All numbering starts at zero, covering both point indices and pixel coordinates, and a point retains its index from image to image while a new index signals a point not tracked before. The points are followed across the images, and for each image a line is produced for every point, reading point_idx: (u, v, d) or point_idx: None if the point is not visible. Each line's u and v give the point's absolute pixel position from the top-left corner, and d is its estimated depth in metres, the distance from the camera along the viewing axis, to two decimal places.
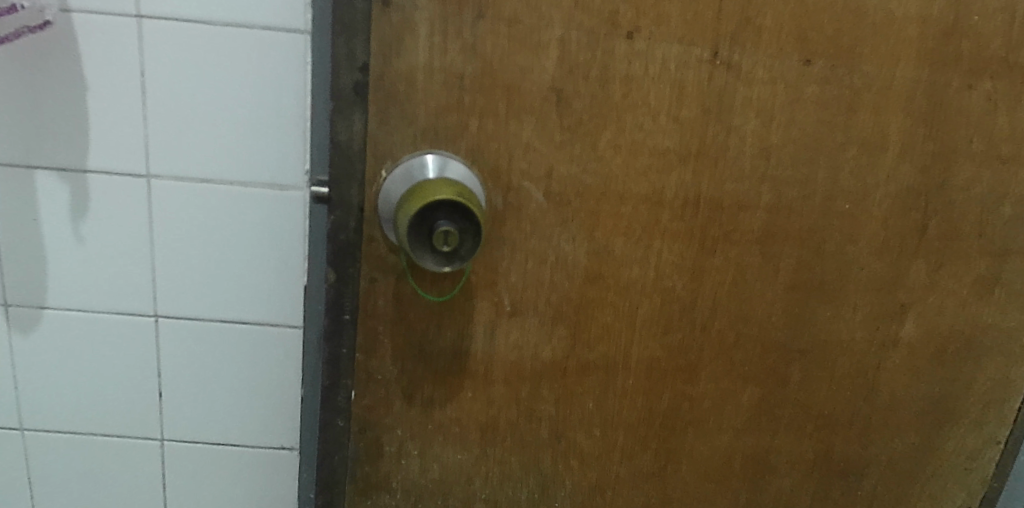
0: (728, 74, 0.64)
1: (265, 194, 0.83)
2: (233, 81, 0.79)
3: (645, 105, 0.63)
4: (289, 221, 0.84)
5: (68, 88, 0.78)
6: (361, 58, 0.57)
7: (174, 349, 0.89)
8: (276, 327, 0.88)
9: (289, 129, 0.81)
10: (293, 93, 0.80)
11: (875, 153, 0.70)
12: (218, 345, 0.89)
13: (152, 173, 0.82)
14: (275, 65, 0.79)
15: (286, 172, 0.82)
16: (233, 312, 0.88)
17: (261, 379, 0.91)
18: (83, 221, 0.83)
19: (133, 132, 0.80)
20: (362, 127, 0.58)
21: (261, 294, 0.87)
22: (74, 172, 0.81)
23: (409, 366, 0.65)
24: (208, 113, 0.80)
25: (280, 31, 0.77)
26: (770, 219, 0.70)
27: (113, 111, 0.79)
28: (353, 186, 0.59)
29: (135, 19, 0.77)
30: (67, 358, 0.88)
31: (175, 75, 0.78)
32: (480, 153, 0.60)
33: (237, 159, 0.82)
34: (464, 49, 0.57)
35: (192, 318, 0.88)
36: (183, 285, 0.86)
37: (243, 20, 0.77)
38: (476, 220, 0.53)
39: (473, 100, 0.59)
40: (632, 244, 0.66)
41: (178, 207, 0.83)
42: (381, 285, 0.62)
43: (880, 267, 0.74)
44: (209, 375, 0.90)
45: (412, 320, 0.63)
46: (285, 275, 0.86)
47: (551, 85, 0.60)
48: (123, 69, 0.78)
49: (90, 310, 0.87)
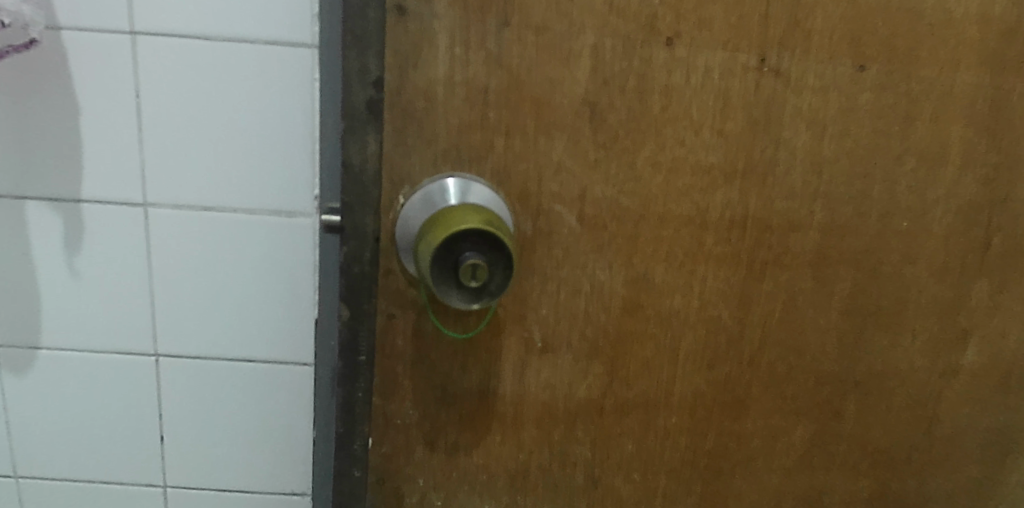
0: (776, 83, 0.59)
1: (272, 221, 0.78)
2: (236, 101, 0.74)
3: (686, 117, 0.57)
4: (298, 250, 0.79)
5: (58, 114, 0.73)
6: (375, 72, 0.50)
7: (176, 389, 0.83)
8: (285, 364, 0.83)
9: (296, 151, 0.76)
10: (300, 113, 0.74)
11: (934, 166, 0.64)
12: (224, 384, 0.83)
13: (149, 201, 0.77)
14: (281, 83, 0.73)
15: (294, 198, 0.77)
16: (240, 348, 0.82)
17: (270, 420, 0.85)
18: (77, 255, 0.78)
19: (129, 157, 0.75)
20: (377, 148, 0.52)
21: (269, 329, 0.81)
22: (65, 203, 0.76)
23: (431, 410, 0.59)
24: (210, 136, 0.75)
25: (285, 45, 0.72)
26: (823, 240, 0.64)
27: (108, 136, 0.75)
28: (367, 214, 0.53)
29: (130, 36, 0.72)
30: (63, 399, 0.83)
31: (174, 96, 0.73)
32: (507, 175, 0.54)
33: (240, 184, 0.76)
34: (488, 60, 0.51)
35: (196, 356, 0.82)
36: (185, 321, 0.81)
37: (245, 34, 0.72)
38: (507, 251, 0.47)
39: (498, 116, 0.53)
40: (674, 271, 0.60)
41: (178, 238, 0.78)
42: (399, 323, 0.56)
43: (941, 289, 0.68)
44: (215, 417, 0.85)
45: (435, 360, 0.57)
46: (295, 307, 0.81)
47: (584, 98, 0.54)
48: (117, 91, 0.73)
49: (86, 349, 0.81)
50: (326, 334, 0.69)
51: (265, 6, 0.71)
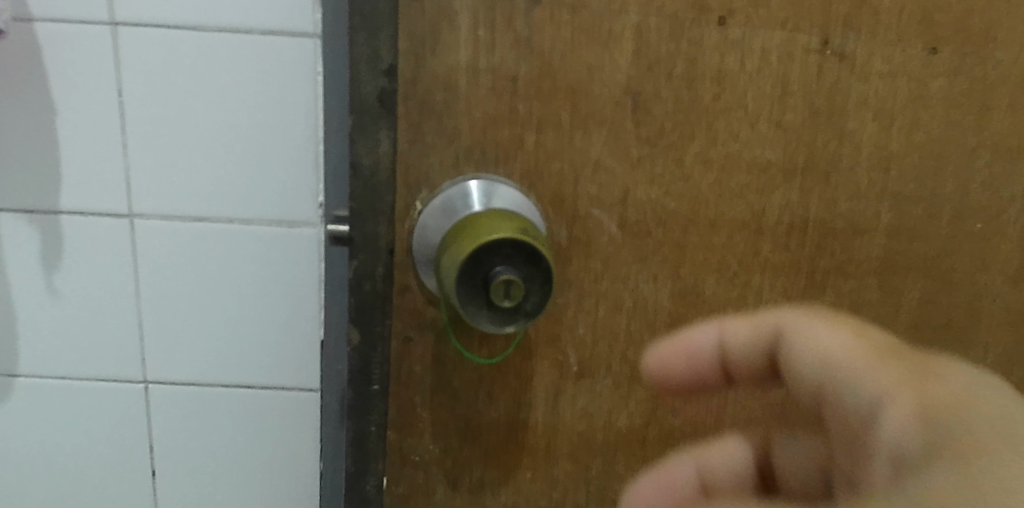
0: (840, 67, 0.52)
1: (272, 232, 0.72)
2: (229, 99, 0.68)
3: (741, 108, 0.50)
4: (300, 263, 0.73)
5: (32, 117, 0.68)
6: (387, 58, 0.43)
7: (168, 417, 0.79)
8: (285, 391, 0.78)
9: (298, 154, 0.70)
10: (301, 111, 0.69)
11: (1012, 160, 0.56)
12: (218, 412, 0.79)
13: (135, 212, 0.72)
14: (280, 77, 0.68)
15: (296, 205, 0.72)
16: (238, 369, 0.77)
17: (268, 450, 0.80)
18: (56, 272, 0.73)
19: (113, 164, 0.70)
20: (391, 148, 0.44)
21: (267, 350, 0.77)
22: (42, 214, 0.71)
23: (453, 445, 0.52)
24: (200, 139, 0.69)
25: (285, 36, 0.67)
26: (889, 246, 0.56)
27: (87, 142, 0.70)
28: (379, 224, 0.45)
29: (110, 27, 0.66)
30: (46, 425, 0.79)
31: (159, 96, 0.68)
32: (539, 177, 0.47)
33: (234, 192, 0.71)
34: (517, 43, 0.44)
35: (188, 382, 0.78)
36: (178, 339, 0.76)
37: (235, 24, 0.66)
38: (545, 264, 0.40)
39: (529, 108, 0.46)
40: (726, 283, 0.53)
41: (167, 252, 0.73)
42: (417, 346, 0.49)
43: (1017, 299, 0.59)
44: (209, 446, 0.80)
45: (458, 389, 0.50)
46: (297, 327, 0.76)
47: (626, 87, 0.47)
48: (98, 90, 0.68)
49: (67, 377, 0.77)
50: (333, 358, 0.63)
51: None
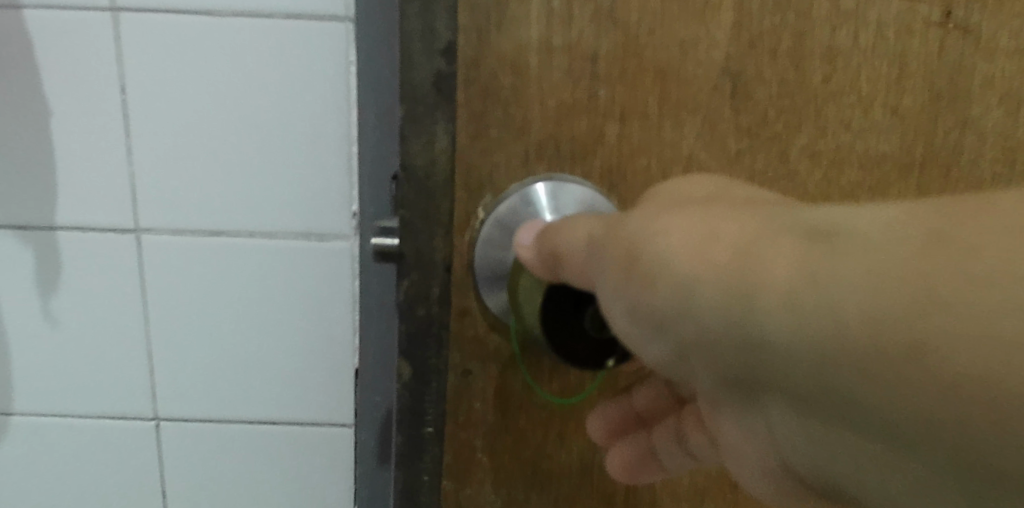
0: (964, 43, 0.43)
1: (298, 245, 0.69)
2: (248, 98, 0.64)
3: (854, 92, 0.42)
4: (327, 280, 0.70)
5: (28, 118, 0.65)
6: (445, 35, 0.35)
7: (184, 449, 0.77)
8: (312, 426, 0.76)
9: (327, 156, 0.66)
10: (331, 107, 0.65)
11: None
12: (237, 445, 0.77)
13: (141, 227, 0.68)
14: (305, 69, 0.64)
15: (325, 213, 0.68)
16: (257, 390, 0.75)
17: (288, 481, 0.78)
18: (52, 296, 0.71)
19: (118, 174, 0.67)
20: (450, 145, 0.36)
21: (283, 378, 0.74)
22: (38, 231, 0.68)
23: (518, 497, 0.43)
24: (215, 144, 0.66)
25: (312, 22, 0.63)
26: None
27: (86, 152, 0.66)
28: (435, 235, 0.37)
29: (110, 13, 0.62)
30: (54, 449, 0.77)
31: (169, 96, 0.64)
32: (622, 176, 0.39)
33: (253, 201, 0.67)
34: (599, 15, 0.37)
35: (202, 417, 0.76)
36: (192, 363, 0.73)
37: (258, 8, 0.62)
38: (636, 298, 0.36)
39: (612, 95, 0.38)
40: None
41: (174, 271, 0.70)
42: (478, 381, 0.41)
43: None
44: (227, 478, 0.78)
45: (525, 429, 0.42)
46: (328, 349, 0.73)
47: (725, 66, 0.39)
48: (102, 91, 0.64)
49: (69, 415, 0.75)
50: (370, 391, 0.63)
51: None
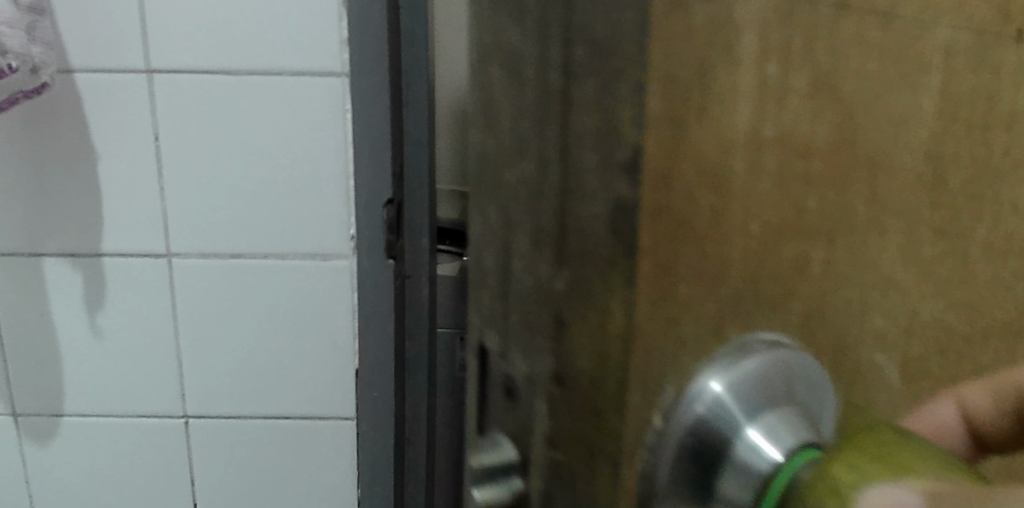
0: None
1: (308, 267, 0.63)
2: (262, 134, 0.60)
3: None
4: (339, 302, 0.64)
5: (84, 155, 0.59)
6: (629, 127, 0.18)
7: (215, 445, 0.68)
8: (334, 426, 0.67)
9: (327, 189, 0.61)
10: (332, 148, 0.60)
11: None
12: (266, 441, 0.68)
13: (172, 250, 0.62)
14: (309, 113, 0.59)
15: (330, 237, 0.62)
16: (282, 404, 0.66)
17: (317, 471, 0.68)
18: (100, 312, 0.63)
19: (148, 202, 0.61)
20: (625, 330, 0.18)
21: (307, 386, 0.66)
22: (85, 257, 0.62)
23: None
24: (236, 180, 0.60)
25: (310, 77, 0.59)
26: None
27: (133, 173, 0.60)
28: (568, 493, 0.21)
29: (144, 75, 0.58)
30: (105, 447, 0.67)
31: (190, 137, 0.59)
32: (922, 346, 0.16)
33: (278, 224, 0.62)
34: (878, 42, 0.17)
35: (225, 415, 0.67)
36: (218, 378, 0.66)
37: (269, 65, 0.58)
38: None
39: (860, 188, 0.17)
40: None
41: (201, 297, 0.63)
42: None
43: None
44: (264, 472, 0.69)
45: None
46: (341, 360, 0.65)
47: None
48: (135, 127, 0.59)
49: (110, 416, 0.66)
50: (367, 386, 0.64)
51: (269, 11, 0.57)
